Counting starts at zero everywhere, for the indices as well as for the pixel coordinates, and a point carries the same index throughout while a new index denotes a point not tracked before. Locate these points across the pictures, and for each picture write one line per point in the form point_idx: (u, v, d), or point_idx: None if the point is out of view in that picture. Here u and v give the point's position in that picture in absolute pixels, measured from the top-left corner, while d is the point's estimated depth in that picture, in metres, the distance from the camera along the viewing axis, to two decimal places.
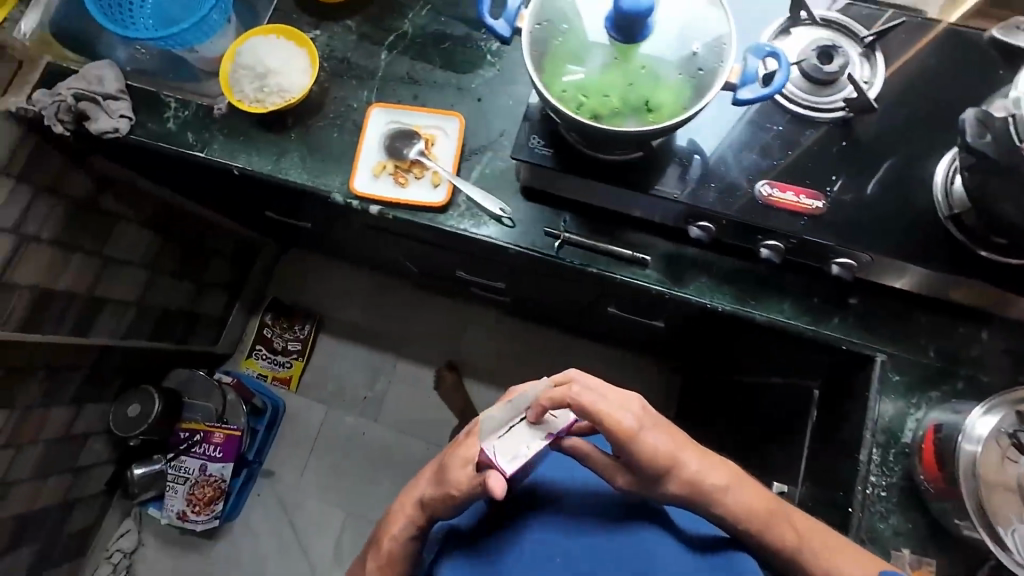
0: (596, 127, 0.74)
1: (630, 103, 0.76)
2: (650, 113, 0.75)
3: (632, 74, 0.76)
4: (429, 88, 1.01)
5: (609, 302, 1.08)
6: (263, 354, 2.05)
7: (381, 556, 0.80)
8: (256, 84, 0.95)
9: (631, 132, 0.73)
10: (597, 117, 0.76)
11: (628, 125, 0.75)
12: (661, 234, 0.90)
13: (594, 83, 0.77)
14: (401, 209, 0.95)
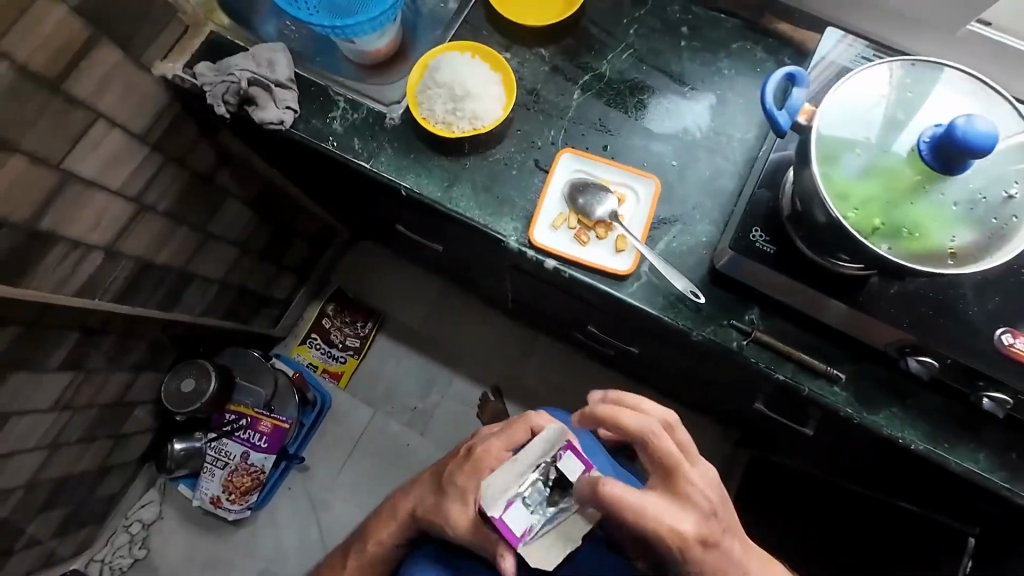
0: (880, 256, 0.64)
1: (921, 234, 0.65)
2: (911, 239, 0.65)
3: (930, 202, 0.65)
4: (620, 141, 0.94)
5: (758, 397, 1.01)
6: (317, 344, 1.92)
7: (365, 556, 0.96)
8: (448, 104, 0.91)
9: (920, 270, 0.63)
10: (879, 243, 0.65)
11: (915, 260, 0.64)
12: (858, 351, 0.84)
13: (854, 188, 0.67)
14: (578, 269, 0.88)
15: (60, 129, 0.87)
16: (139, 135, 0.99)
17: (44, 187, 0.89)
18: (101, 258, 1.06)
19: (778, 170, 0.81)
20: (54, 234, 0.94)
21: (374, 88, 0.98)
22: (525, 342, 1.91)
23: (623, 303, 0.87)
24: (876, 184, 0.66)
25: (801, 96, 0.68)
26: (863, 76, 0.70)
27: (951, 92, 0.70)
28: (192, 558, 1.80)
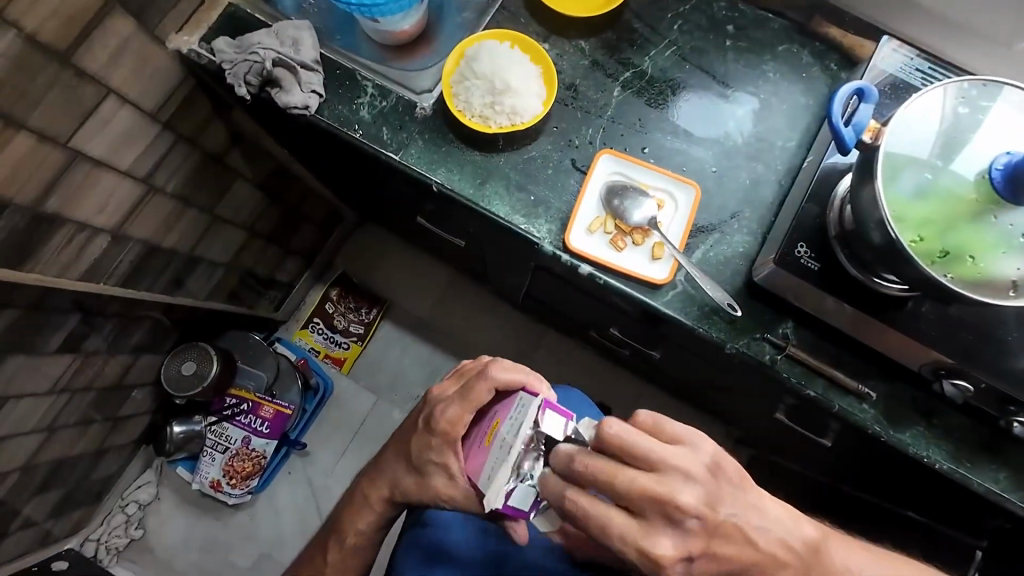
0: (934, 279, 0.62)
1: (976, 260, 0.63)
2: (967, 267, 0.63)
3: (989, 229, 0.63)
4: (660, 143, 0.91)
5: (780, 408, 1.01)
6: (320, 329, 1.89)
7: (347, 546, 0.94)
8: (486, 97, 0.87)
9: (975, 297, 0.62)
10: (933, 264, 0.63)
11: (969, 285, 0.63)
12: (888, 369, 0.84)
13: (913, 212, 0.65)
14: (613, 275, 0.86)
15: (69, 105, 0.81)
16: (150, 113, 0.94)
17: (52, 167, 0.83)
18: (108, 242, 1.01)
19: (825, 184, 0.79)
20: (61, 216, 0.89)
21: (403, 74, 0.93)
22: (532, 335, 1.89)
23: (657, 313, 0.85)
24: (936, 205, 0.64)
25: (868, 113, 0.66)
26: (927, 95, 0.68)
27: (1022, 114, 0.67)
28: (190, 539, 1.79)
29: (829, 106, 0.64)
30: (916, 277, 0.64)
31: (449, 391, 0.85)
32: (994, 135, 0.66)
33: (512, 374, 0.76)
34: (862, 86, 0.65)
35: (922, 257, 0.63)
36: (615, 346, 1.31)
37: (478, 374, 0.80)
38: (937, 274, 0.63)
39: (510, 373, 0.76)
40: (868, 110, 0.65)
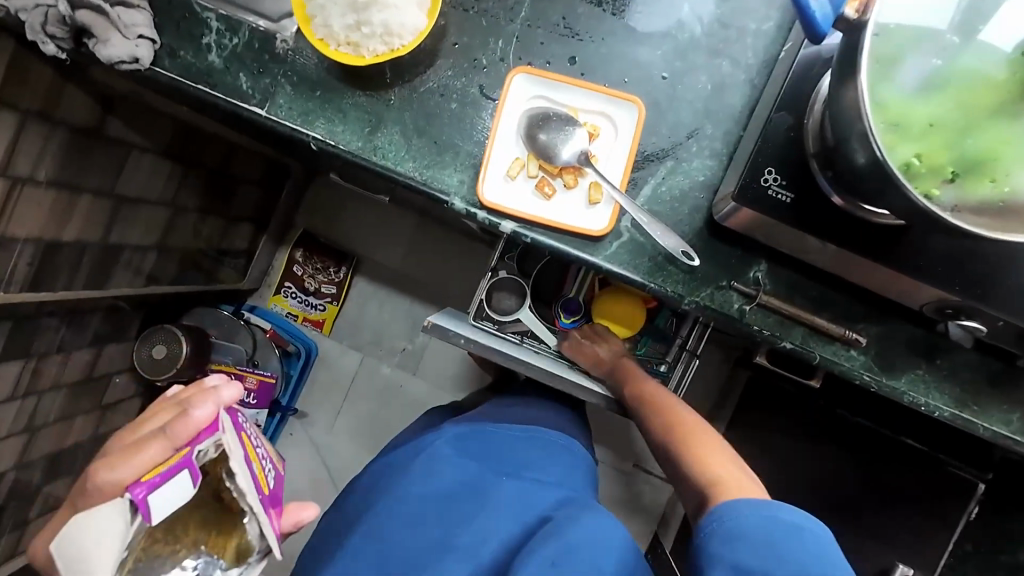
0: (934, 214, 0.45)
1: (994, 177, 0.46)
2: (991, 185, 0.46)
3: (1011, 138, 0.46)
4: (591, 48, 0.70)
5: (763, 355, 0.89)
6: (293, 293, 1.79)
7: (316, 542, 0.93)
8: (349, 16, 0.65)
9: (988, 232, 0.45)
10: (930, 193, 0.46)
11: (980, 216, 0.46)
12: (878, 308, 0.70)
13: (914, 115, 0.46)
14: (542, 230, 0.70)
15: None
16: None
17: None
18: None
19: (803, 83, 0.59)
20: None
21: None
22: None
23: (600, 271, 0.71)
24: (942, 105, 0.46)
25: None
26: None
27: None
28: None
29: None
30: (907, 211, 0.47)
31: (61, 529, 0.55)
32: None
33: (129, 455, 0.49)
34: None
35: (921, 186, 0.47)
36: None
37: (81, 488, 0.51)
38: (944, 205, 0.46)
39: (129, 461, 0.48)
40: None
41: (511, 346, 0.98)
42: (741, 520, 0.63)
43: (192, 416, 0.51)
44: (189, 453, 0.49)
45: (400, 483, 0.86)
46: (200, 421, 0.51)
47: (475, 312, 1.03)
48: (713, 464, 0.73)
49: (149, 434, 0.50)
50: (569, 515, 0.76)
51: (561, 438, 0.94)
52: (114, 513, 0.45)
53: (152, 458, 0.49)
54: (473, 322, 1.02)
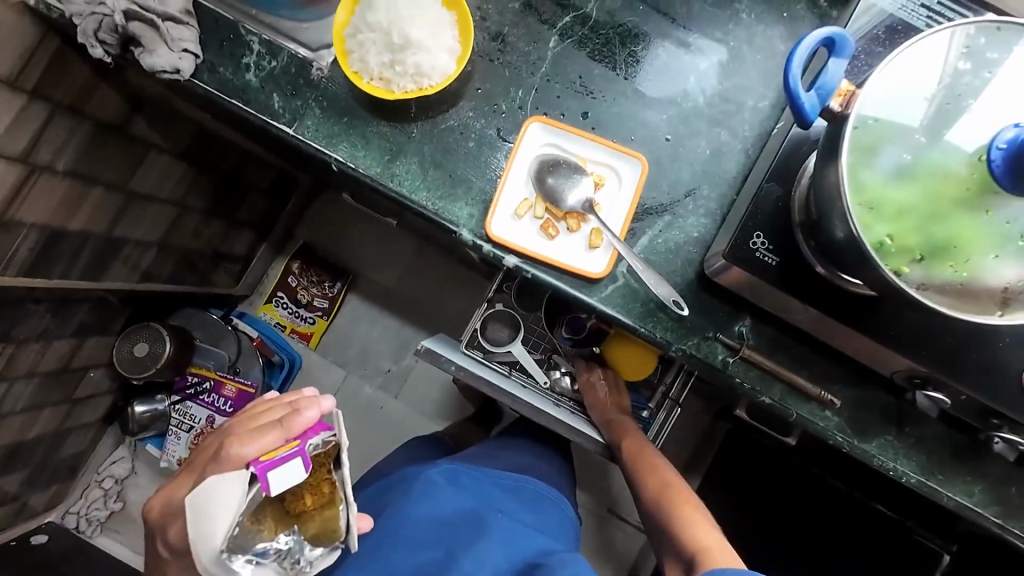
0: (899, 288, 0.50)
1: (955, 261, 0.51)
2: (957, 267, 0.51)
3: (968, 229, 0.51)
4: (604, 107, 0.76)
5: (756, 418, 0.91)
6: (284, 302, 1.78)
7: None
8: (384, 55, 0.71)
9: (946, 311, 0.50)
10: (898, 269, 0.51)
11: (940, 295, 0.51)
12: (851, 372, 0.74)
13: (885, 198, 0.51)
14: (543, 268, 0.74)
15: None
16: (8, 81, 0.82)
17: None
18: None
19: (792, 159, 0.65)
20: None
21: (293, 24, 0.78)
22: None
23: (595, 312, 0.74)
24: (911, 194, 0.51)
25: (837, 73, 0.51)
26: (923, 43, 0.52)
27: None
28: None
29: (785, 64, 0.50)
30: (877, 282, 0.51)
31: (181, 490, 0.65)
32: (998, 108, 0.51)
33: (256, 437, 0.60)
34: (829, 33, 0.51)
35: (894, 262, 0.51)
36: (570, 406, 1.06)
37: (211, 458, 0.62)
38: (909, 282, 0.51)
39: (255, 441, 0.59)
40: (832, 66, 0.51)
41: (499, 377, 1.00)
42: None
43: (303, 415, 0.61)
44: (303, 445, 0.58)
45: (393, 513, 0.84)
46: (309, 423, 0.61)
47: (467, 341, 1.05)
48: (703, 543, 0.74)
49: (268, 424, 0.61)
50: (556, 559, 0.75)
51: (551, 490, 0.95)
52: (237, 481, 0.56)
53: (270, 444, 0.59)
54: (464, 350, 1.04)
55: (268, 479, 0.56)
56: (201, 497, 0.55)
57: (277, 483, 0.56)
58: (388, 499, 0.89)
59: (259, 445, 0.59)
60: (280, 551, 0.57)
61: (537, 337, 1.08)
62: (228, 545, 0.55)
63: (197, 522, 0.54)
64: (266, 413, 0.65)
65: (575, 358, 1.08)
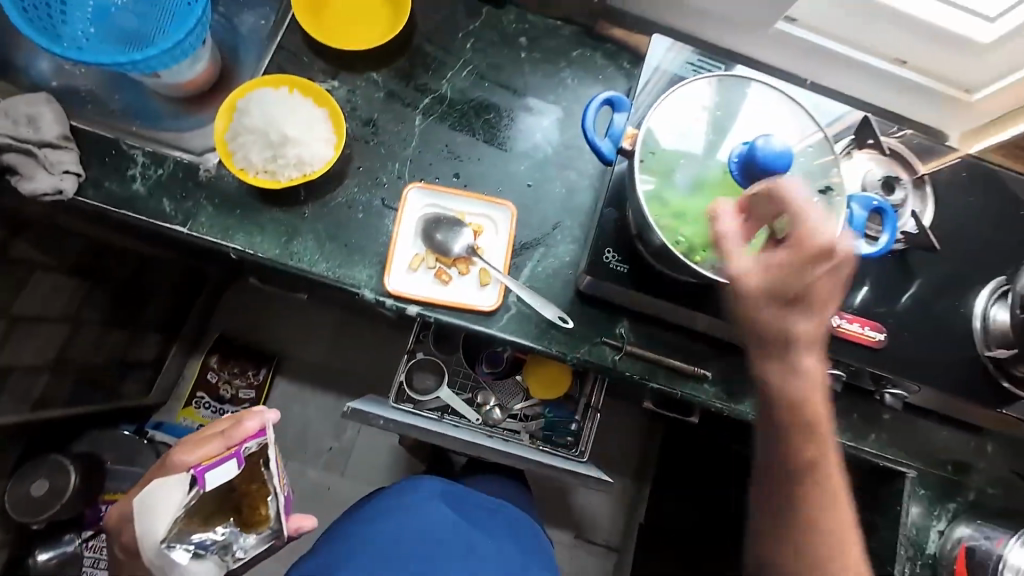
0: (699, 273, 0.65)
1: None
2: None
3: None
4: (471, 167, 0.89)
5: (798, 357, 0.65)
6: (205, 402, 1.69)
7: None
8: (265, 152, 0.80)
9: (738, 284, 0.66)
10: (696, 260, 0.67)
11: None
12: (714, 348, 0.88)
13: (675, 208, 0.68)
14: (442, 311, 0.83)
15: None
16: None
17: None
18: None
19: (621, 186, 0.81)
20: None
21: (177, 135, 0.85)
22: None
23: (496, 339, 0.84)
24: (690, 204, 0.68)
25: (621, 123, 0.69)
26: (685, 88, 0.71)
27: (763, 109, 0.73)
28: None
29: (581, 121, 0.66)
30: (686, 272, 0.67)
31: (128, 504, 0.74)
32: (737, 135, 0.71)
33: (201, 446, 0.72)
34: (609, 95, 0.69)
35: (698, 257, 0.68)
36: (502, 434, 1.12)
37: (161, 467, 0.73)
38: (706, 267, 0.67)
39: (198, 449, 0.71)
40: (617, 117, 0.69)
41: (430, 421, 1.05)
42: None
43: (242, 425, 0.74)
44: (238, 448, 0.71)
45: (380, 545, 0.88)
46: (248, 431, 0.73)
47: (396, 395, 1.11)
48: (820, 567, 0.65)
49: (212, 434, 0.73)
50: None
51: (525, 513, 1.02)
52: (180, 483, 0.67)
53: (211, 450, 0.71)
54: (393, 405, 1.09)
55: (206, 478, 0.68)
56: (148, 495, 0.66)
57: (215, 480, 0.68)
58: (370, 525, 0.92)
59: (201, 451, 0.71)
60: (217, 542, 0.69)
61: (462, 377, 1.17)
62: (169, 536, 0.66)
63: (143, 516, 0.65)
64: (211, 429, 0.77)
65: (500, 390, 1.17)
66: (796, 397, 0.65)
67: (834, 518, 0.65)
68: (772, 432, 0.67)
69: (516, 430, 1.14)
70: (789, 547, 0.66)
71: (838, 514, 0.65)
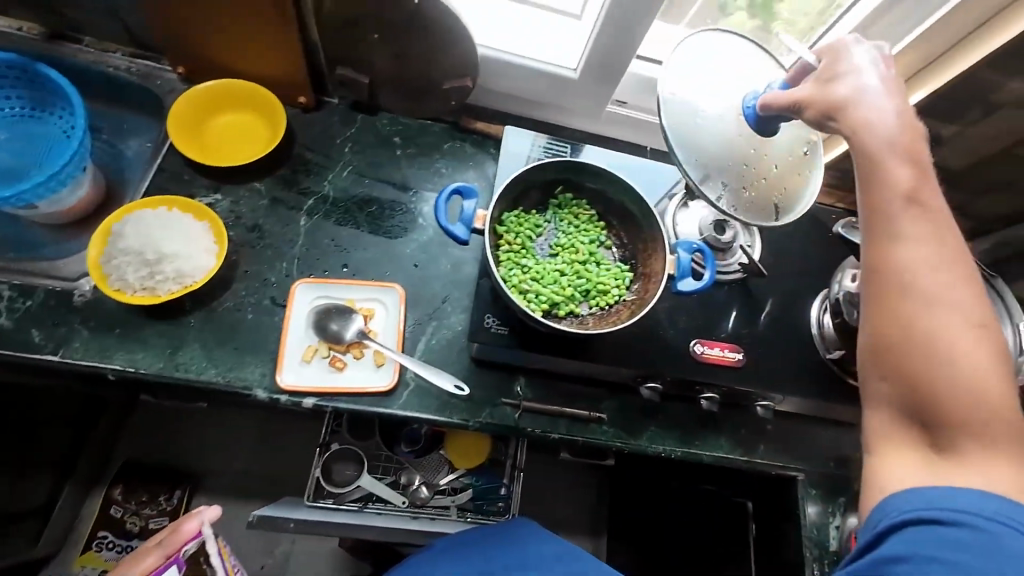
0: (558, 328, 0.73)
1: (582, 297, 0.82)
2: (600, 299, 0.82)
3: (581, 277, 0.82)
4: (359, 256, 0.95)
5: (892, 225, 0.59)
6: (109, 541, 1.51)
7: None
8: (143, 270, 0.82)
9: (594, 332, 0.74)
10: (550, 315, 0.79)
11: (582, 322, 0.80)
12: (606, 390, 0.95)
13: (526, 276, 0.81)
14: (340, 397, 0.84)
15: None
16: None
17: None
18: None
19: None
20: None
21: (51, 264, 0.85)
22: None
23: (398, 418, 0.86)
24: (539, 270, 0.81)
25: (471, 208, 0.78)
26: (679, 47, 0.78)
27: (598, 179, 0.85)
28: None
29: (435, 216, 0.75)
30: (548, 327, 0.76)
31: None
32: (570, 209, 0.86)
33: (136, 564, 0.80)
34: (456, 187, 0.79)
35: (565, 311, 0.81)
36: (430, 513, 1.11)
37: None
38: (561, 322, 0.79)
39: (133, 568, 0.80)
40: (467, 204, 0.79)
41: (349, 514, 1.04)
42: (917, 519, 0.54)
43: (184, 529, 0.85)
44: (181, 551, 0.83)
45: None
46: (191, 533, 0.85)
47: (313, 493, 1.09)
48: (975, 435, 0.54)
49: (144, 551, 0.82)
50: None
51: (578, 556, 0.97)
52: None
53: (151, 561, 0.81)
54: (310, 504, 1.07)
55: None
56: None
57: None
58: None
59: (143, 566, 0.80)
60: None
61: (382, 462, 1.15)
62: None
63: None
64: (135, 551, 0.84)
65: (424, 468, 1.16)
66: (912, 262, 0.57)
67: (961, 399, 0.54)
68: (896, 307, 0.57)
69: (443, 508, 1.13)
70: (895, 431, 0.58)
71: (976, 390, 0.54)
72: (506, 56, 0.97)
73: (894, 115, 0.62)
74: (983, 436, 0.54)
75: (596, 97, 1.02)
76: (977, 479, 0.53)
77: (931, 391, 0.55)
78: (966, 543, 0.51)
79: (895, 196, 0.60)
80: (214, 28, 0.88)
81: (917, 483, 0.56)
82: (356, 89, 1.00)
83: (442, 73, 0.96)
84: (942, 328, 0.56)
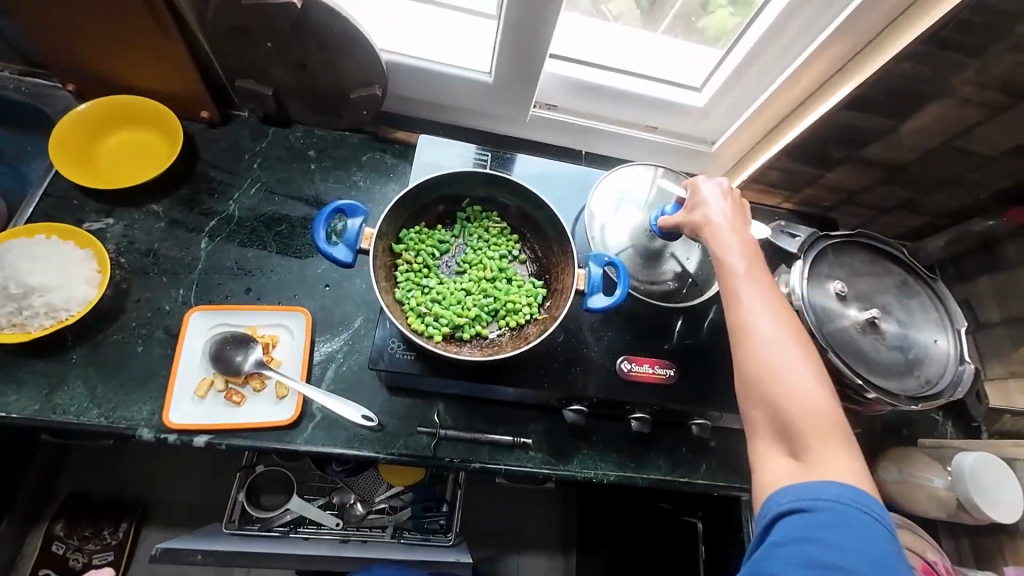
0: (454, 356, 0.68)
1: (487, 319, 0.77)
2: (509, 319, 0.77)
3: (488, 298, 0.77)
4: (265, 279, 0.89)
5: (738, 269, 0.67)
6: None
7: None
8: (7, 305, 0.77)
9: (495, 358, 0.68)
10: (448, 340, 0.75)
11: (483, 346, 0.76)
12: (533, 412, 0.89)
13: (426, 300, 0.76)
14: (236, 434, 0.78)
15: None
16: None
17: None
18: None
19: None
20: None
21: None
22: None
23: (303, 453, 0.80)
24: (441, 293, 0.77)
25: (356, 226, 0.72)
26: (605, 182, 0.93)
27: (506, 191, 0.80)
28: None
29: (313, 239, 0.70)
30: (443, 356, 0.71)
31: None
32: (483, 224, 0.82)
33: None
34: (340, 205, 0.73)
35: (470, 333, 0.76)
36: (364, 534, 1.06)
37: None
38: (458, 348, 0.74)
39: None
40: (352, 222, 0.73)
41: (271, 539, 1.00)
42: (792, 510, 0.54)
43: None
44: None
45: None
46: None
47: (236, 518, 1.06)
48: (827, 439, 0.56)
49: None
50: None
51: None
52: None
53: None
54: (229, 531, 1.03)
55: None
56: None
57: None
58: None
59: None
60: None
61: (314, 485, 1.11)
62: None
63: None
64: None
65: (360, 486, 1.11)
66: (751, 298, 0.65)
67: (811, 411, 0.57)
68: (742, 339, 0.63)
69: (378, 527, 1.08)
70: (769, 450, 0.59)
71: (820, 401, 0.58)
72: (415, 61, 0.92)
73: (733, 207, 0.75)
74: (834, 441, 0.56)
75: (516, 100, 0.97)
76: (834, 476, 0.54)
77: (782, 407, 0.58)
78: (829, 526, 0.51)
79: (737, 251, 0.69)
80: (93, 43, 0.83)
81: (790, 486, 0.55)
82: (261, 101, 0.95)
83: (347, 81, 0.91)
84: (782, 349, 0.61)
